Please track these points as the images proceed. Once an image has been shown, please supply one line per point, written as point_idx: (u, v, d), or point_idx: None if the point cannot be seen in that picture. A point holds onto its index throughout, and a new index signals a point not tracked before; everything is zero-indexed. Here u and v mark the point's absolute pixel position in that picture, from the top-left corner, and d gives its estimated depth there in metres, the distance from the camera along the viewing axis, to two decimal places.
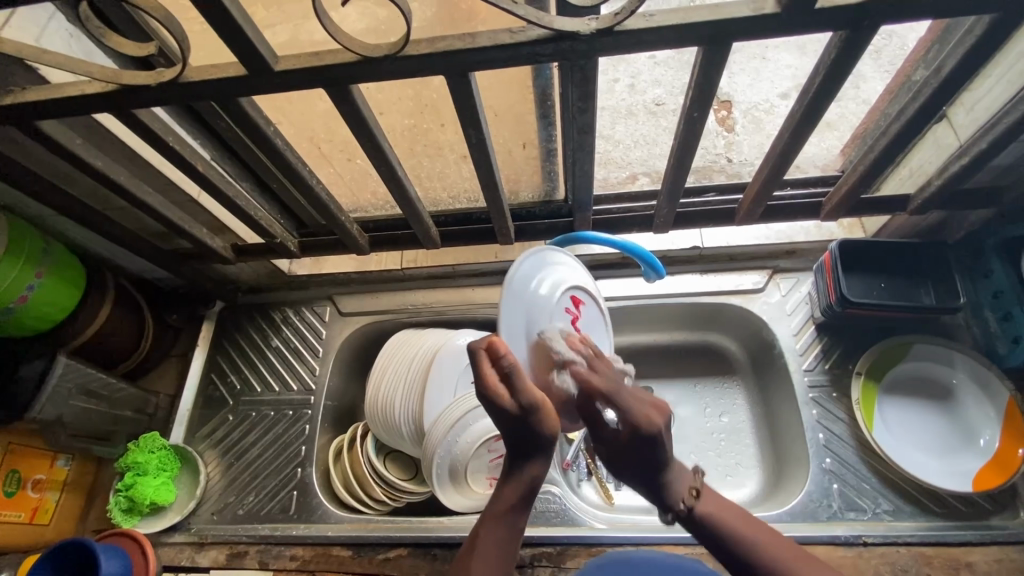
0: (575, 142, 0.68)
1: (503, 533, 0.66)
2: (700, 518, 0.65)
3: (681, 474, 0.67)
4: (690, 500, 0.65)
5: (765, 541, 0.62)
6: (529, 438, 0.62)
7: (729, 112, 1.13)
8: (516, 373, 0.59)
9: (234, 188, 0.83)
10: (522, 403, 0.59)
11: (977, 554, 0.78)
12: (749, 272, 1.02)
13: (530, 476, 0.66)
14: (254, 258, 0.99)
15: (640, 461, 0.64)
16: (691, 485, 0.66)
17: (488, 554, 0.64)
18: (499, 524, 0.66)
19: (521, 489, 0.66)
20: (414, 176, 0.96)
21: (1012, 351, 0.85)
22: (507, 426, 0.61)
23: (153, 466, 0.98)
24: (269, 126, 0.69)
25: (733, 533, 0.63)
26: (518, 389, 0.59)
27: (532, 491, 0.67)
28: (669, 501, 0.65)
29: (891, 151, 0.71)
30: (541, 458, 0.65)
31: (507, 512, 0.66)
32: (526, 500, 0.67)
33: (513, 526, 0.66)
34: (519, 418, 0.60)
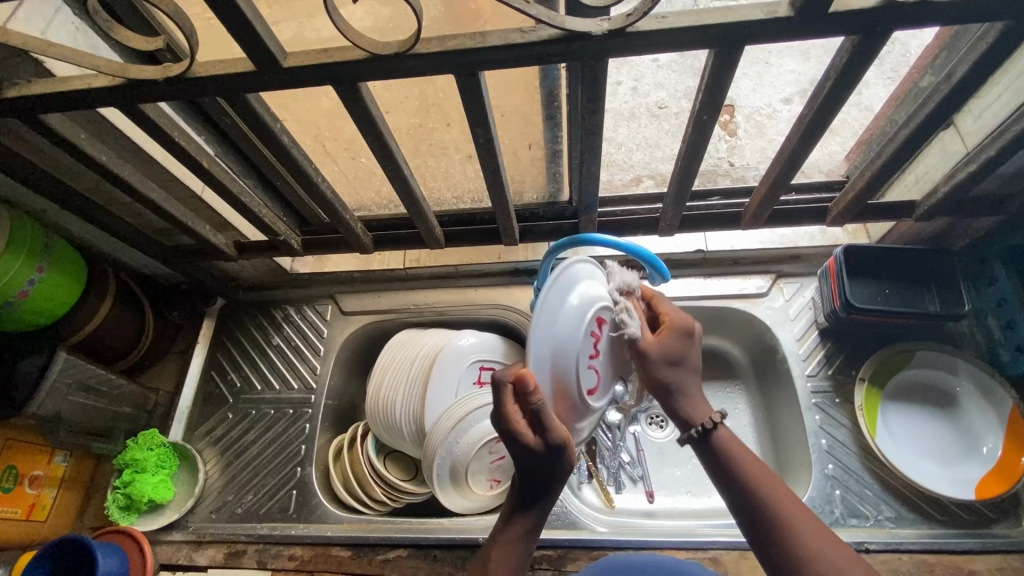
0: (582, 143, 0.68)
1: (511, 564, 0.63)
2: (715, 448, 0.62)
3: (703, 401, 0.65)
4: (708, 424, 0.63)
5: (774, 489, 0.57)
6: (543, 473, 0.61)
7: (732, 116, 1.13)
8: (540, 409, 0.58)
9: (239, 185, 0.82)
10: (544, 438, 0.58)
11: (980, 562, 0.78)
12: (753, 276, 1.01)
13: (541, 507, 0.64)
14: (256, 255, 0.98)
15: (668, 372, 0.65)
16: (709, 415, 0.64)
17: None
18: (507, 554, 0.63)
19: (528, 521, 0.64)
20: (418, 175, 0.95)
21: (1016, 359, 0.85)
22: (525, 461, 0.60)
23: (152, 464, 0.97)
24: (276, 123, 0.68)
25: (742, 468, 0.60)
26: (542, 425, 0.58)
27: (535, 529, 0.64)
28: (690, 415, 0.63)
29: (900, 156, 0.71)
30: (552, 491, 0.63)
31: (514, 545, 0.63)
32: (530, 538, 0.64)
33: (520, 559, 0.63)
34: (540, 453, 0.59)
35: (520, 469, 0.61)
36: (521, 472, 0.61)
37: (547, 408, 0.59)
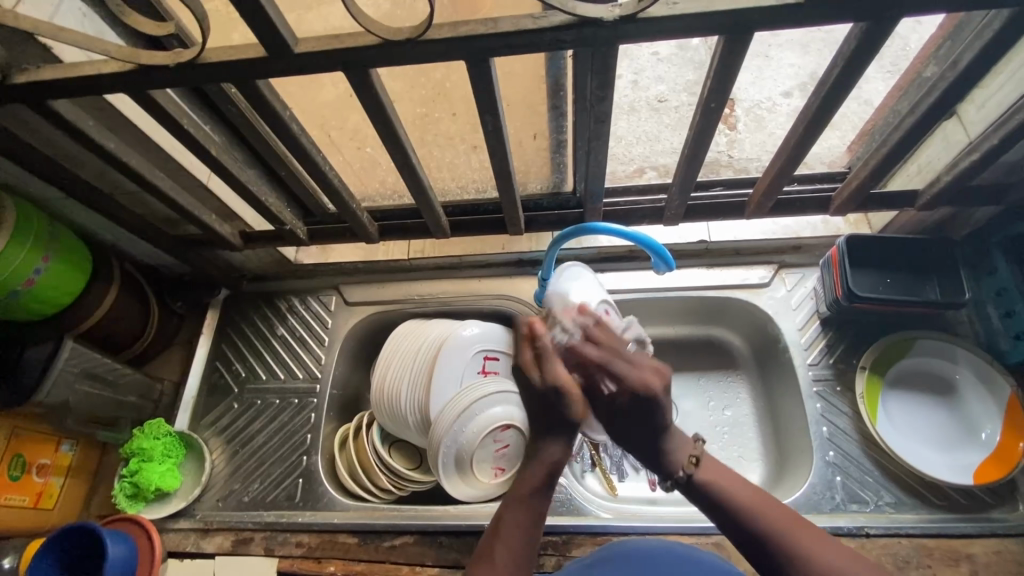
0: (590, 131, 0.69)
1: (530, 510, 0.64)
2: (699, 485, 0.65)
3: (682, 440, 0.68)
4: (689, 467, 0.66)
5: (782, 525, 0.60)
6: (551, 414, 0.65)
7: (731, 110, 1.13)
8: (547, 351, 0.65)
9: (246, 174, 0.83)
10: (548, 379, 0.64)
11: (978, 546, 0.79)
12: (755, 266, 1.02)
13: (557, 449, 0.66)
14: (262, 245, 0.99)
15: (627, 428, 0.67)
16: (692, 453, 0.67)
17: (510, 535, 0.63)
18: (527, 503, 0.65)
19: (547, 462, 0.66)
20: (424, 166, 0.96)
21: (1015, 347, 0.86)
22: (541, 400, 0.66)
23: (159, 452, 0.98)
24: (284, 111, 0.68)
25: (739, 505, 0.62)
26: (546, 360, 0.65)
27: (554, 475, 0.66)
28: (667, 463, 0.67)
29: (905, 145, 0.72)
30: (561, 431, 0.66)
31: (526, 500, 0.65)
32: (550, 481, 0.66)
33: (540, 502, 0.65)
34: (542, 394, 0.65)
35: (532, 409, 0.66)
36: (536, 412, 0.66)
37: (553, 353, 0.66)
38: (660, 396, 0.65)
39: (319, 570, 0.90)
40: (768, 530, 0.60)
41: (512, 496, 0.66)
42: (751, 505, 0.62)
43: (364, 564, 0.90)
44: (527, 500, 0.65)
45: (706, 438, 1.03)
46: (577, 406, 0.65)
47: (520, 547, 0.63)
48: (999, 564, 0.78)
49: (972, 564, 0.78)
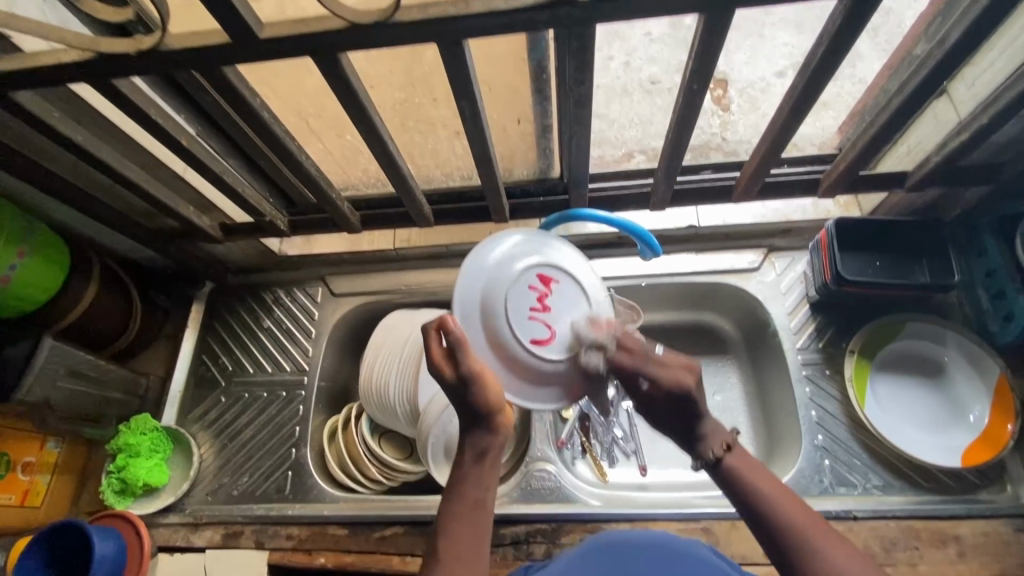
0: (571, 116, 0.67)
1: (475, 494, 0.61)
2: (727, 471, 0.65)
3: (717, 427, 0.68)
4: (719, 451, 0.66)
5: (808, 528, 0.58)
6: (464, 403, 0.62)
7: (724, 91, 1.11)
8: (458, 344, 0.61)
9: (221, 164, 0.81)
10: (459, 373, 0.61)
11: (965, 527, 0.79)
12: (744, 251, 1.01)
13: (491, 434, 0.64)
14: (243, 237, 0.97)
15: (670, 415, 0.67)
16: (726, 440, 0.67)
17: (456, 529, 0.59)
18: (472, 489, 0.61)
19: (482, 444, 0.64)
20: (406, 153, 0.93)
21: (1004, 329, 0.86)
22: (456, 397, 0.63)
23: (146, 448, 0.97)
24: (255, 99, 0.66)
25: (768, 499, 0.61)
26: (456, 352, 0.61)
27: (485, 458, 0.63)
28: (698, 447, 0.67)
29: (892, 126, 0.70)
30: (484, 418, 0.63)
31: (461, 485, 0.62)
32: (484, 460, 0.63)
33: (484, 485, 0.62)
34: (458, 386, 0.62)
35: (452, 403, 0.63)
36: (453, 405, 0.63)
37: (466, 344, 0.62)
38: (694, 391, 0.65)
39: (309, 562, 0.90)
40: (790, 527, 0.58)
41: (455, 485, 0.62)
42: (781, 502, 0.61)
43: (355, 555, 0.90)
44: (470, 485, 0.61)
45: None
46: (491, 392, 0.62)
47: (467, 540, 0.58)
48: (985, 545, 0.78)
49: (958, 546, 0.78)
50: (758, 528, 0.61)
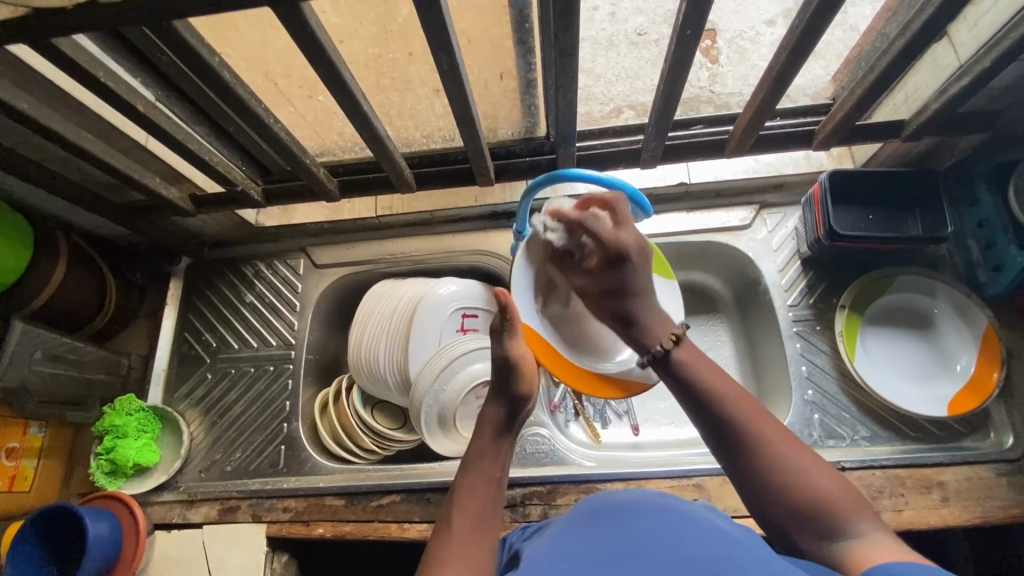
0: (557, 66, 0.63)
1: (479, 514, 0.58)
2: (676, 364, 0.66)
3: (663, 323, 0.70)
4: (668, 344, 0.67)
5: (750, 417, 0.59)
6: (506, 392, 0.66)
7: (713, 41, 1.04)
8: (513, 327, 0.67)
9: (184, 131, 0.75)
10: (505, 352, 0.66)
11: (949, 474, 0.81)
12: (736, 208, 0.99)
13: (499, 448, 0.65)
14: (216, 209, 0.92)
15: (620, 302, 0.71)
16: (671, 333, 0.69)
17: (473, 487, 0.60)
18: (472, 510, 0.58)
19: (495, 467, 0.63)
20: (383, 113, 0.88)
21: (993, 279, 0.86)
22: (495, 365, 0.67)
23: (133, 428, 0.96)
24: (213, 57, 0.61)
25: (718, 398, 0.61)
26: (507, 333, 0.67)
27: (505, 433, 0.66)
28: (647, 339, 0.69)
29: (890, 72, 0.68)
30: (507, 411, 0.66)
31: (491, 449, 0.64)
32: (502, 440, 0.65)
33: (487, 510, 0.59)
34: (503, 363, 0.66)
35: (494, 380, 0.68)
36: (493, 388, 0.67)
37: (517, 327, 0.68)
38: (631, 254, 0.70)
39: (307, 533, 0.90)
40: (746, 431, 0.59)
41: (461, 497, 0.59)
42: (733, 410, 0.60)
43: (353, 525, 0.90)
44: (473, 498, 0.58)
45: None
46: (530, 381, 0.68)
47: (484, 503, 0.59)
48: (969, 490, 0.80)
49: (942, 491, 0.80)
50: (712, 433, 0.61)
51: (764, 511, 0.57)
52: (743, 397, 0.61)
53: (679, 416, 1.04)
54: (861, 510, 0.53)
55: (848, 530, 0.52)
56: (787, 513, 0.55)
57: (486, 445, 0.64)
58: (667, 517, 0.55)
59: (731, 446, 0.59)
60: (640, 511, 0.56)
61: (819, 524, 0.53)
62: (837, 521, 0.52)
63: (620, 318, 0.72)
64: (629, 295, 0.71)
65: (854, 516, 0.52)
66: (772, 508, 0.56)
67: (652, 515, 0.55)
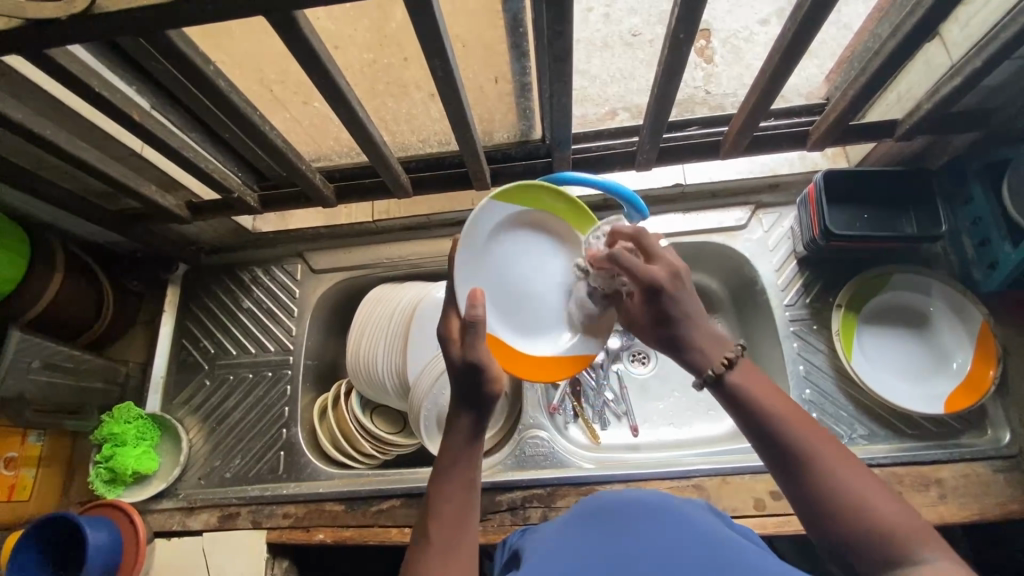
0: (551, 71, 0.64)
1: (455, 527, 0.55)
2: (731, 385, 0.54)
3: (715, 342, 0.57)
4: (720, 368, 0.55)
5: (810, 438, 0.49)
6: (475, 399, 0.59)
7: (708, 41, 1.03)
8: (478, 327, 0.59)
9: (180, 139, 0.76)
10: (466, 357, 0.59)
11: (947, 471, 0.82)
12: (732, 209, 1.00)
13: (471, 447, 0.59)
14: (213, 216, 0.92)
15: (660, 330, 0.60)
16: (724, 354, 0.56)
17: (449, 506, 0.56)
18: (450, 531, 0.55)
19: (469, 468, 0.58)
20: (378, 118, 0.88)
21: (988, 277, 0.86)
22: (455, 374, 0.60)
23: (132, 436, 0.95)
24: (208, 65, 0.62)
25: (771, 416, 0.51)
26: (468, 336, 0.59)
27: (476, 439, 0.59)
28: (699, 363, 0.57)
29: (883, 72, 0.68)
30: (476, 415, 0.59)
31: (461, 458, 0.58)
32: (475, 446, 0.59)
33: (464, 517, 0.56)
34: (463, 371, 0.59)
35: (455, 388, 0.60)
36: (458, 394, 0.60)
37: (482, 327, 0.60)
38: (666, 288, 0.59)
39: (307, 539, 0.90)
40: (803, 452, 0.49)
41: (437, 510, 0.56)
42: (781, 418, 0.51)
43: (353, 530, 0.90)
44: (449, 510, 0.55)
45: (685, 383, 1.07)
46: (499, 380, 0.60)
47: (461, 520, 0.55)
48: (967, 487, 0.80)
49: (940, 489, 0.81)
50: (757, 444, 0.52)
51: (814, 531, 0.48)
52: (805, 416, 0.51)
53: (677, 416, 1.04)
54: (937, 540, 0.44)
55: (914, 562, 0.43)
56: (856, 551, 0.46)
57: (459, 455, 0.58)
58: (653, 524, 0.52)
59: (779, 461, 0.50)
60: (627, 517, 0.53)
61: (884, 554, 0.44)
62: (905, 552, 0.44)
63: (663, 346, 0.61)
64: (668, 321, 0.60)
65: (924, 546, 0.44)
66: (834, 540, 0.47)
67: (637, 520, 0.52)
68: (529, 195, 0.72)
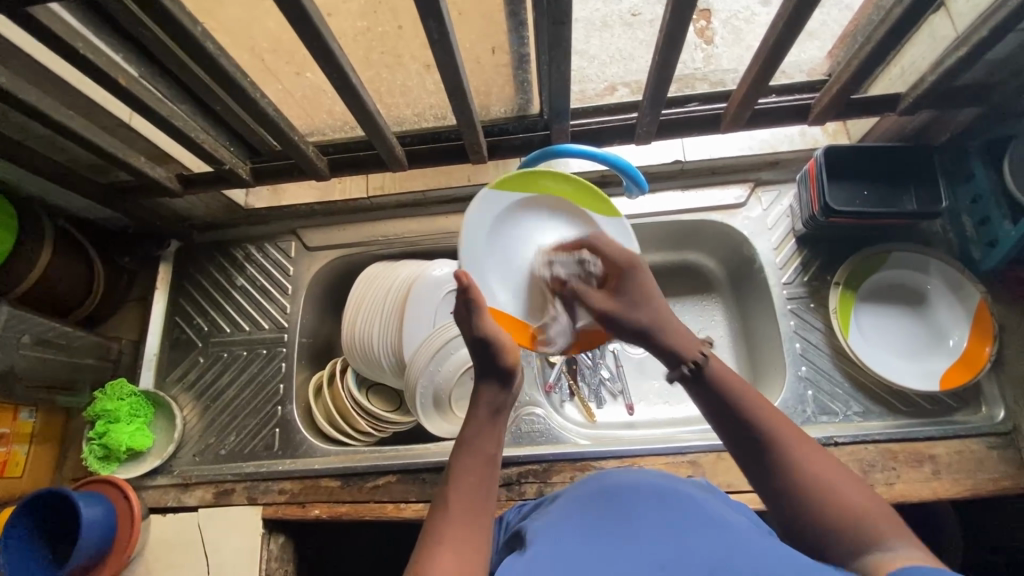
0: (550, 36, 0.62)
1: (473, 496, 0.55)
2: (706, 380, 0.59)
3: (687, 336, 0.64)
4: (698, 359, 0.60)
5: (780, 429, 0.55)
6: (495, 366, 0.64)
7: (708, 21, 0.99)
8: (478, 301, 0.64)
9: (169, 107, 0.74)
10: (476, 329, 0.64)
11: (940, 447, 0.82)
12: (731, 186, 0.99)
13: (497, 423, 0.62)
14: (204, 189, 0.91)
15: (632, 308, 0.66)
16: (698, 348, 0.62)
17: (466, 474, 0.57)
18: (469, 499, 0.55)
19: (491, 443, 0.60)
20: (372, 90, 0.86)
21: (987, 255, 0.86)
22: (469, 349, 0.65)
23: (125, 413, 0.95)
24: (196, 26, 0.60)
25: (748, 410, 0.56)
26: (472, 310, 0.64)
27: (500, 414, 0.63)
28: (681, 350, 0.62)
29: (889, 41, 0.66)
30: (497, 385, 0.64)
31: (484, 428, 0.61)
32: (498, 419, 0.62)
33: (483, 490, 0.56)
34: (471, 340, 0.64)
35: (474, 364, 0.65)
36: (480, 367, 0.64)
37: (482, 304, 0.65)
38: (639, 268, 0.68)
39: (304, 514, 0.90)
40: (774, 442, 0.54)
41: (457, 476, 0.57)
42: (754, 412, 0.56)
43: (349, 505, 0.90)
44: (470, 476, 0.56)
45: None
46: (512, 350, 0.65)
47: (479, 488, 0.56)
48: (959, 462, 0.81)
49: (934, 465, 0.81)
50: (733, 439, 0.57)
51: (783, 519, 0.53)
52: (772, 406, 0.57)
53: (672, 395, 1.04)
54: (893, 525, 0.48)
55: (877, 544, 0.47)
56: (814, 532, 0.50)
57: (484, 423, 0.61)
58: (678, 504, 0.53)
59: (754, 452, 0.55)
60: (642, 495, 0.54)
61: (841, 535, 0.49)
62: (865, 536, 0.48)
63: (632, 327, 0.66)
64: (638, 301, 0.66)
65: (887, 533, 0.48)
66: (794, 520, 0.52)
67: (664, 503, 0.53)
68: (528, 181, 0.71)
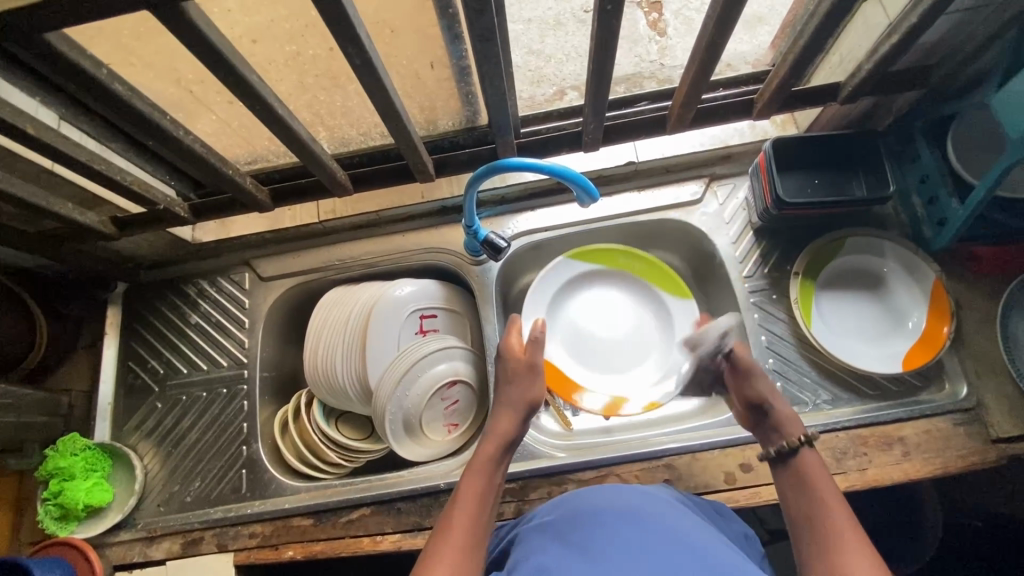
0: (479, 52, 0.60)
1: (472, 516, 0.62)
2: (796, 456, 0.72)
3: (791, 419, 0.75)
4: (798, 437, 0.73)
5: (839, 519, 0.63)
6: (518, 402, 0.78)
7: (660, 13, 0.98)
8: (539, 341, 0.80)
9: (90, 152, 0.70)
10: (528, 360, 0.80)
11: (908, 429, 0.83)
12: (686, 183, 0.98)
13: (498, 462, 0.70)
14: (142, 230, 0.87)
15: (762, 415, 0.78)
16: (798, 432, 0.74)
17: (466, 491, 0.65)
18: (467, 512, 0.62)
19: (490, 476, 0.68)
20: (312, 114, 0.83)
21: (938, 234, 0.87)
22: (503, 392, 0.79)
23: (81, 469, 0.90)
24: (100, 69, 0.57)
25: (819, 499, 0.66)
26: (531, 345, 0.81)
27: (504, 450, 0.73)
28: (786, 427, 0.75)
29: (818, 36, 0.67)
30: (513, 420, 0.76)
31: (488, 461, 0.70)
32: (503, 454, 0.73)
33: (481, 509, 0.64)
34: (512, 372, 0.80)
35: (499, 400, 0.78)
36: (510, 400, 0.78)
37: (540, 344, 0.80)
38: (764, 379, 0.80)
39: (277, 557, 0.87)
40: (826, 528, 0.63)
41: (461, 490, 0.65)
42: (823, 509, 0.65)
43: (324, 543, 0.87)
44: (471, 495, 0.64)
45: None
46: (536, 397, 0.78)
47: (478, 512, 0.63)
48: (927, 442, 0.82)
49: (903, 447, 0.82)
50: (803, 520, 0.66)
51: None
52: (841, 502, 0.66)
53: None
54: None
55: None
56: None
57: (488, 456, 0.71)
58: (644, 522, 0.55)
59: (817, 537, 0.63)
60: (619, 516, 0.56)
61: None
62: None
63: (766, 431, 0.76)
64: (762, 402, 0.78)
65: None
66: None
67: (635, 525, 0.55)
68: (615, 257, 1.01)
